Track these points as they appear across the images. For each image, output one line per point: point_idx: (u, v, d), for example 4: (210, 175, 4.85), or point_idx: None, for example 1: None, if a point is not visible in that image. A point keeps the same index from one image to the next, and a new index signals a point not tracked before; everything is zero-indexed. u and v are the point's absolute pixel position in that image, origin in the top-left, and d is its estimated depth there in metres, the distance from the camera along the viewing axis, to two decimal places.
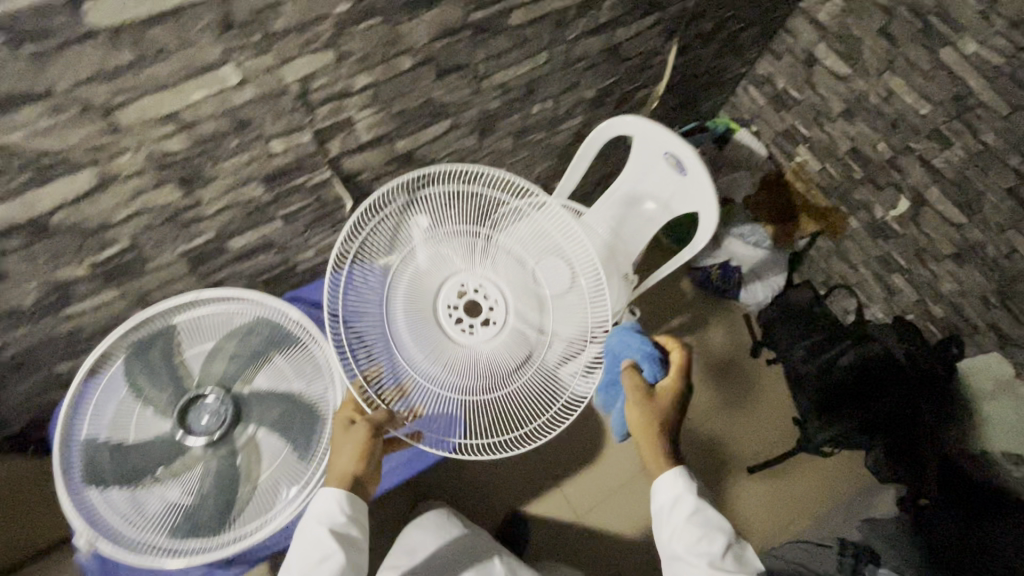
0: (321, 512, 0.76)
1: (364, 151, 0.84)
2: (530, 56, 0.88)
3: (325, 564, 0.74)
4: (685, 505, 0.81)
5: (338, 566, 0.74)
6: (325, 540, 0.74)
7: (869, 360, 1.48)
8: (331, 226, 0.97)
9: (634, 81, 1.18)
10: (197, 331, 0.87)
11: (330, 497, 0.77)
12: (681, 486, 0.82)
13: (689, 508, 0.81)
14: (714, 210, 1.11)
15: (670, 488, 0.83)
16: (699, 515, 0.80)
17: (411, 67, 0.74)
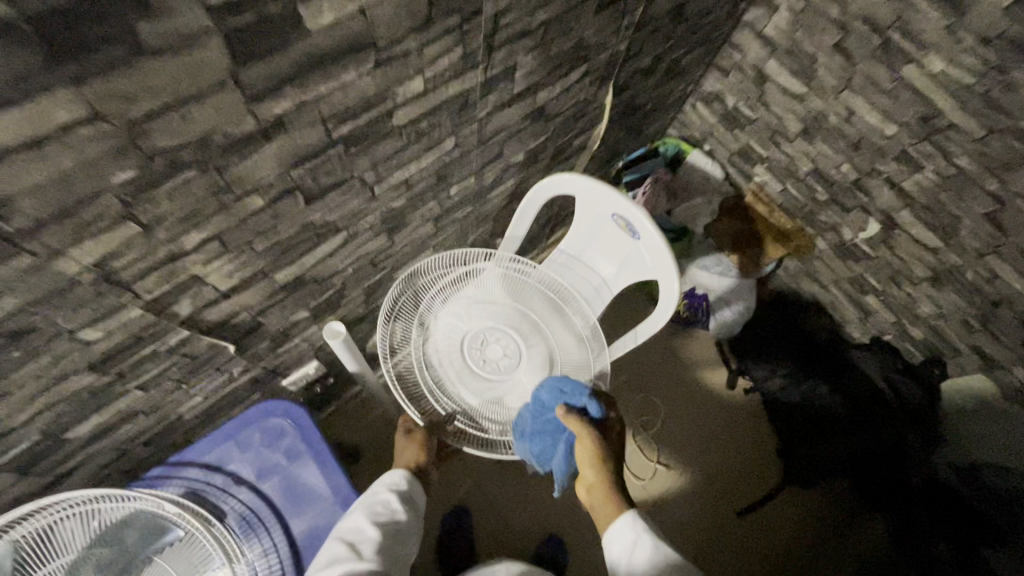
0: (387, 479, 0.82)
1: (233, 296, 0.66)
2: (434, 146, 0.70)
3: (390, 519, 0.77)
4: (642, 547, 0.82)
5: (402, 521, 0.76)
6: (393, 500, 0.79)
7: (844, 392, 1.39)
8: (217, 369, 0.78)
9: (569, 131, 1.02)
10: (48, 548, 0.63)
11: (396, 471, 0.84)
12: (638, 526, 0.84)
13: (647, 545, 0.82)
14: (674, 277, 0.96)
15: (628, 531, 0.84)
16: (658, 551, 0.80)
17: (267, 204, 0.56)
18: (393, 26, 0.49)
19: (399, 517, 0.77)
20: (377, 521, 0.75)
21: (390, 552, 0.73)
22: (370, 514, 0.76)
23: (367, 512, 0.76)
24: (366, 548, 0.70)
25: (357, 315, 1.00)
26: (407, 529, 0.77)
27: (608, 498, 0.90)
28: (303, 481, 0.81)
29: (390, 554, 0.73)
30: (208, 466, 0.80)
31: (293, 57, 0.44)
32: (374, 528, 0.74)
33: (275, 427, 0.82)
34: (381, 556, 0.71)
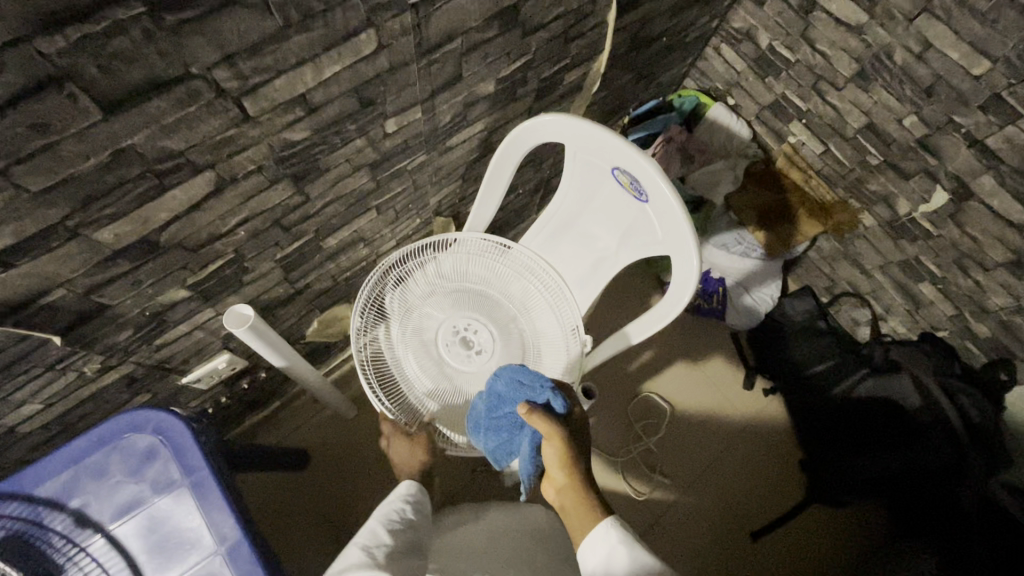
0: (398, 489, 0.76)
1: (20, 262, 0.43)
2: (339, 40, 0.46)
3: (405, 526, 0.69)
4: (619, 563, 0.60)
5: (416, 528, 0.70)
6: (406, 509, 0.72)
7: (884, 400, 1.16)
8: (50, 367, 0.56)
9: (559, 59, 0.78)
10: None
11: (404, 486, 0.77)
12: (615, 536, 0.63)
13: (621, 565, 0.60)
14: (692, 253, 0.72)
15: (603, 544, 0.63)
16: (638, 565, 0.59)
17: (6, 101, 0.33)
18: None
19: (413, 525, 0.69)
20: (391, 528, 0.67)
21: (410, 555, 0.64)
22: (382, 522, 0.68)
23: (381, 521, 0.68)
24: (380, 552, 0.62)
25: (277, 295, 0.77)
26: (424, 538, 0.69)
27: (579, 504, 0.69)
28: (177, 521, 0.58)
29: (410, 558, 0.63)
30: (41, 501, 0.58)
31: None
32: (389, 533, 0.66)
33: (139, 448, 0.60)
34: (399, 562, 0.62)
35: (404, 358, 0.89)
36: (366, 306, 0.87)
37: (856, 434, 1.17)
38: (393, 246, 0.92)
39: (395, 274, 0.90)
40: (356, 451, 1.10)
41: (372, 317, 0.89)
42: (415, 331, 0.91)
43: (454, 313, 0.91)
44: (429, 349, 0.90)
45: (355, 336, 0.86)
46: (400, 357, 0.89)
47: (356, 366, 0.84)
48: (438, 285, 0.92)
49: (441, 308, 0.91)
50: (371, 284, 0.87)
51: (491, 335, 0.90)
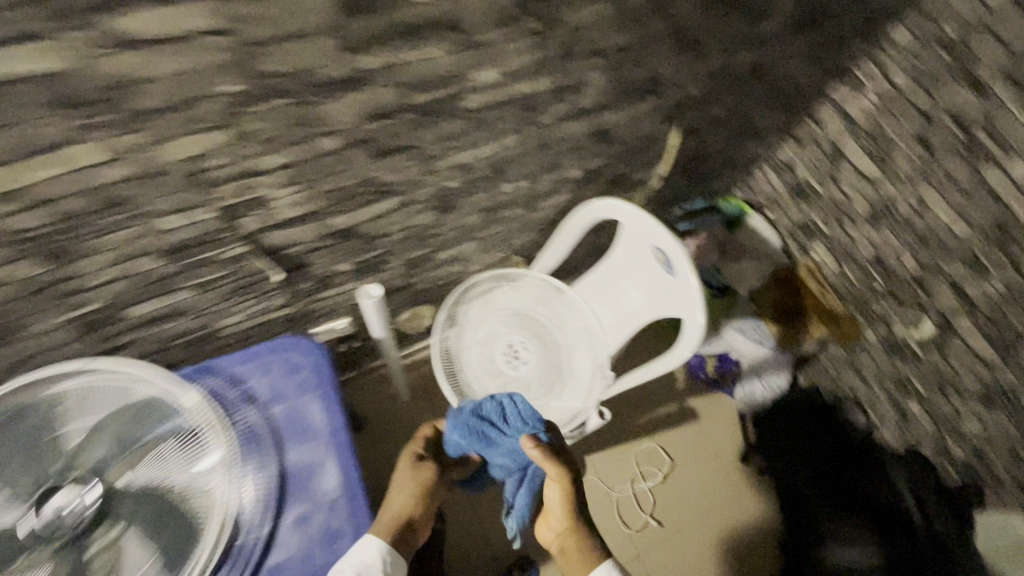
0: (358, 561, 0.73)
1: (292, 226, 0.74)
2: (495, 137, 0.76)
3: None
4: None
5: None
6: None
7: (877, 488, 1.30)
8: (261, 295, 0.87)
9: (630, 162, 1.07)
10: (89, 403, 0.77)
11: (374, 542, 0.76)
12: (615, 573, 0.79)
13: None
14: (700, 317, 0.96)
15: None
16: None
17: (339, 148, 0.64)
18: (479, 14, 0.55)
19: None
20: None
21: None
22: None
23: None
24: None
25: (394, 285, 1.06)
26: None
27: (578, 546, 0.82)
28: (307, 415, 0.86)
29: None
30: (228, 380, 0.87)
31: (386, 19, 0.50)
32: None
33: (295, 360, 0.90)
34: None
35: (471, 353, 1.18)
36: (452, 309, 1.17)
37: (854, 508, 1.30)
38: (478, 269, 1.22)
39: (477, 291, 1.20)
40: (408, 426, 1.36)
41: (453, 318, 1.18)
42: (481, 336, 1.20)
43: (513, 329, 1.20)
44: (490, 352, 1.19)
45: (438, 328, 1.16)
46: (467, 351, 1.18)
47: (436, 350, 1.14)
48: (507, 306, 1.21)
49: (505, 323, 1.20)
50: (459, 293, 1.18)
51: (537, 351, 1.19)
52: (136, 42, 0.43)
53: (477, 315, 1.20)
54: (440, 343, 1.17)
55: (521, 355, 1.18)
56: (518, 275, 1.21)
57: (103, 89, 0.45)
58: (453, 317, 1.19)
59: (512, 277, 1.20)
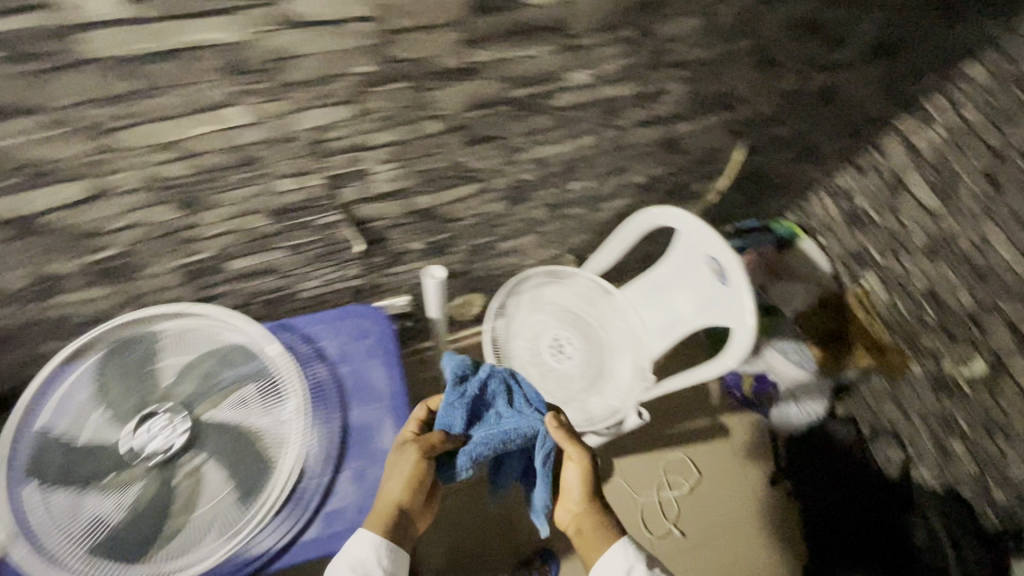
0: (354, 559, 0.73)
1: (382, 201, 0.80)
2: (575, 135, 0.82)
3: None
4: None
5: None
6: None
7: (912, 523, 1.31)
8: (340, 263, 0.94)
9: (692, 173, 1.10)
10: (181, 342, 0.85)
11: (368, 538, 0.75)
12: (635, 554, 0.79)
13: None
14: (750, 328, 0.98)
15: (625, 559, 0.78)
16: None
17: (440, 132, 0.70)
18: (587, 20, 0.61)
19: None
20: None
21: None
22: None
23: None
24: None
25: (455, 269, 1.13)
26: None
27: (596, 526, 0.83)
28: (371, 377, 0.93)
29: None
30: (302, 338, 0.94)
31: (508, 19, 0.57)
32: None
33: (364, 327, 0.97)
34: None
35: (518, 342, 1.24)
36: (504, 299, 1.23)
37: (879, 545, 1.32)
38: (533, 264, 1.27)
39: (530, 284, 1.26)
40: None
41: (505, 308, 1.24)
42: (529, 327, 1.25)
43: (561, 324, 1.25)
44: (536, 343, 1.24)
45: (490, 316, 1.22)
46: (515, 341, 1.24)
47: (487, 335, 1.20)
48: (556, 301, 1.26)
49: (554, 318, 1.25)
50: (513, 284, 1.23)
51: (582, 347, 1.23)
52: (301, 22, 0.49)
53: (528, 307, 1.26)
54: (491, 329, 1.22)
55: (566, 349, 1.23)
56: (570, 273, 1.26)
57: (266, 60, 0.52)
58: (505, 307, 1.24)
59: (565, 274, 1.25)
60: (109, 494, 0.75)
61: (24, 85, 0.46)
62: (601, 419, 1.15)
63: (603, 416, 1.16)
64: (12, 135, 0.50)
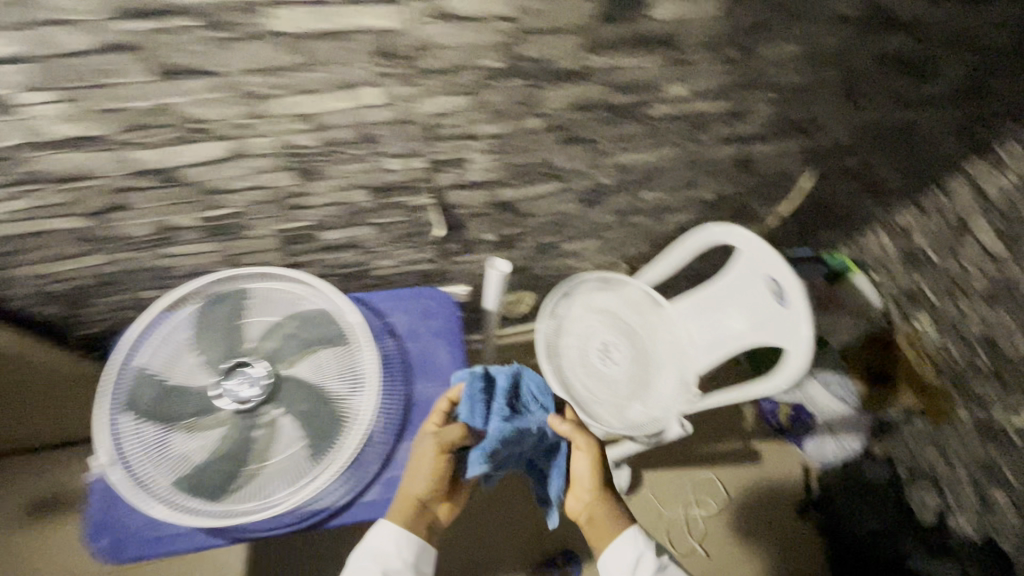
0: (376, 550, 0.79)
1: (471, 189, 0.85)
2: (659, 146, 0.86)
3: None
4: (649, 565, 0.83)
5: None
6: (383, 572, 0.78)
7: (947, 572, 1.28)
8: (417, 245, 0.99)
9: (758, 195, 1.13)
10: (268, 302, 0.90)
11: (392, 526, 0.81)
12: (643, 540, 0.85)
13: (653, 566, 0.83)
14: (808, 349, 0.99)
15: (634, 546, 0.84)
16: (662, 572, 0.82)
17: (539, 129, 0.75)
18: (697, 37, 0.65)
19: None
20: None
21: None
22: None
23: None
24: None
25: (517, 265, 1.17)
26: None
27: (605, 514, 0.88)
28: (435, 356, 0.97)
29: None
30: (374, 312, 0.99)
31: (626, 29, 0.61)
32: None
33: (432, 307, 1.01)
34: None
35: (567, 342, 1.25)
36: (559, 299, 1.26)
37: None
38: (589, 269, 1.31)
39: (584, 288, 1.29)
40: None
41: (559, 308, 1.27)
42: (579, 328, 1.27)
43: (611, 329, 1.27)
44: (585, 344, 1.25)
45: (544, 313, 1.25)
46: (564, 340, 1.25)
47: (540, 331, 1.22)
48: (608, 306, 1.29)
49: (604, 322, 1.27)
50: (569, 286, 1.27)
51: (630, 354, 1.26)
52: (448, 16, 0.55)
53: (580, 309, 1.28)
54: (543, 327, 1.25)
55: (614, 354, 1.25)
56: (624, 282, 1.30)
57: (409, 47, 0.57)
58: (558, 307, 1.27)
59: (619, 282, 1.29)
60: (196, 434, 0.81)
61: (206, 50, 0.52)
62: (645, 426, 1.18)
63: (645, 422, 1.18)
64: (182, 94, 0.56)
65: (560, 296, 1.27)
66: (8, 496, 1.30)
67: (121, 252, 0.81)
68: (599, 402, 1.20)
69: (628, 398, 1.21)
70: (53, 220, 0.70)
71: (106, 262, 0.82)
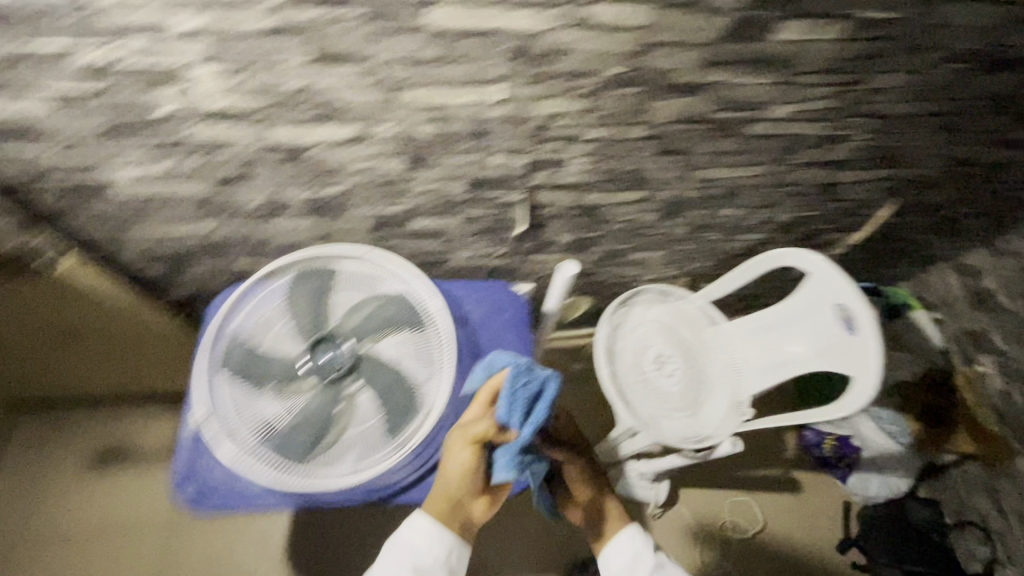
0: (408, 544, 0.83)
1: (560, 191, 0.88)
2: (749, 164, 0.87)
3: None
4: (645, 562, 0.88)
5: None
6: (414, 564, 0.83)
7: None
8: (495, 241, 1.03)
9: (831, 222, 1.13)
10: (352, 281, 0.93)
11: (424, 520, 0.84)
12: (639, 539, 0.90)
13: (650, 563, 0.88)
14: (875, 379, 0.99)
15: (630, 545, 0.90)
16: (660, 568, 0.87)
17: (641, 138, 0.77)
18: (815, 60, 0.67)
19: None
20: None
21: None
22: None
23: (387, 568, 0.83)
24: None
25: (583, 269, 1.19)
26: None
27: (602, 517, 0.94)
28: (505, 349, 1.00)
29: None
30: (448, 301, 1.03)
31: (748, 48, 0.63)
32: None
33: (504, 302, 1.04)
34: None
35: (623, 350, 1.27)
36: (619, 307, 1.28)
37: None
38: (650, 280, 1.32)
39: (644, 299, 1.31)
40: None
41: (618, 315, 1.29)
42: (637, 338, 1.28)
43: (667, 342, 1.28)
44: (640, 354, 1.27)
45: (604, 320, 1.27)
46: (621, 348, 1.27)
47: (599, 336, 1.24)
48: (667, 319, 1.29)
49: (662, 335, 1.28)
50: (630, 295, 1.28)
51: (685, 369, 1.26)
52: (588, 24, 0.58)
53: (639, 320, 1.29)
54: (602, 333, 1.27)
55: (669, 367, 1.26)
56: (684, 296, 1.30)
57: (544, 50, 0.60)
58: (617, 315, 1.28)
59: (680, 296, 1.30)
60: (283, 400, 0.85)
61: (364, 39, 0.56)
62: (695, 440, 1.19)
63: (696, 437, 1.19)
64: (331, 78, 0.61)
65: (620, 304, 1.29)
66: (80, 443, 1.38)
67: (230, 221, 0.86)
68: (651, 412, 1.22)
69: (680, 411, 1.22)
70: (182, 185, 0.76)
71: (215, 229, 0.87)
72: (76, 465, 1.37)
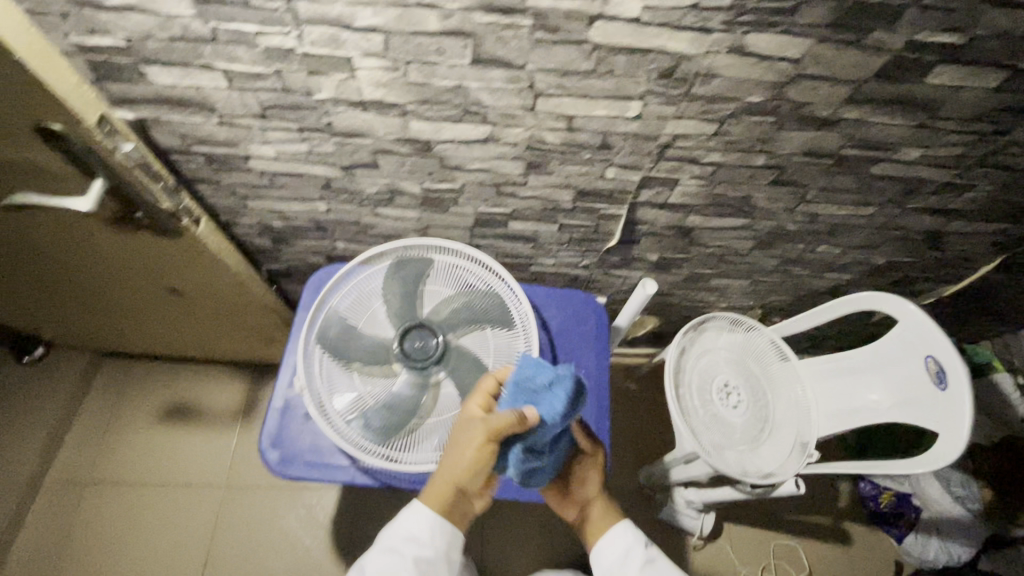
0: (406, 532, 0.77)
1: (663, 209, 0.89)
2: (860, 203, 0.86)
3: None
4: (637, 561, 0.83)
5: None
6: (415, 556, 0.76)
7: None
8: (583, 251, 1.04)
9: (926, 271, 1.10)
10: (448, 274, 0.96)
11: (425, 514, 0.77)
12: (632, 536, 0.86)
13: (644, 560, 0.84)
14: (964, 436, 0.94)
15: (623, 542, 0.85)
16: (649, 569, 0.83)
17: (760, 166, 0.77)
18: (961, 107, 0.66)
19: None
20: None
21: None
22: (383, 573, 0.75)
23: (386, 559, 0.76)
24: None
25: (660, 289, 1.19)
26: None
27: (600, 515, 0.88)
28: (582, 359, 1.01)
29: None
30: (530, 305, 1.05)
31: (895, 89, 0.63)
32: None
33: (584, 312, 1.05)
34: None
35: (691, 374, 1.24)
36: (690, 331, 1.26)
37: None
38: (723, 307, 1.31)
39: (716, 326, 1.28)
40: None
41: (688, 339, 1.26)
42: (706, 364, 1.25)
43: (735, 373, 1.26)
44: (707, 381, 1.24)
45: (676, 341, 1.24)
46: (688, 372, 1.24)
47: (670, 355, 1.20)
48: (737, 350, 1.27)
49: (730, 364, 1.26)
50: (702, 321, 1.26)
51: (752, 402, 1.23)
52: (742, 51, 0.59)
53: (710, 346, 1.27)
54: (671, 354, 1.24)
55: (736, 398, 1.22)
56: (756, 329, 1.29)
57: (692, 73, 0.61)
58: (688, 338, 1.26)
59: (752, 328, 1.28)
60: (371, 380, 0.88)
61: (525, 48, 0.59)
62: (758, 475, 1.14)
63: (758, 472, 1.15)
64: (482, 80, 0.63)
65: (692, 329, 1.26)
66: (154, 396, 1.46)
67: (344, 204, 0.90)
68: (715, 441, 1.17)
69: (744, 444, 1.18)
70: (312, 166, 0.80)
71: (327, 209, 0.92)
72: (147, 416, 1.44)
